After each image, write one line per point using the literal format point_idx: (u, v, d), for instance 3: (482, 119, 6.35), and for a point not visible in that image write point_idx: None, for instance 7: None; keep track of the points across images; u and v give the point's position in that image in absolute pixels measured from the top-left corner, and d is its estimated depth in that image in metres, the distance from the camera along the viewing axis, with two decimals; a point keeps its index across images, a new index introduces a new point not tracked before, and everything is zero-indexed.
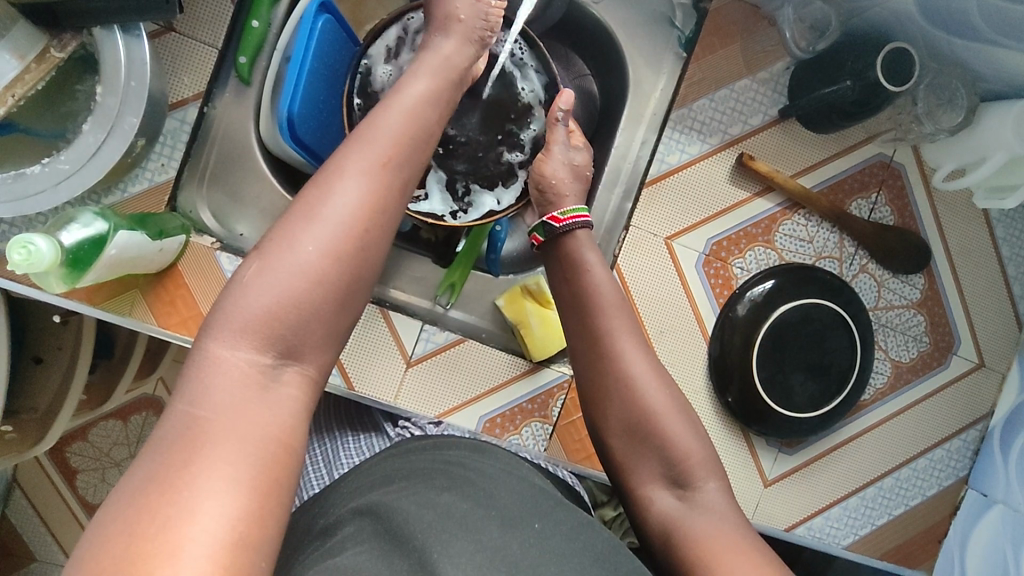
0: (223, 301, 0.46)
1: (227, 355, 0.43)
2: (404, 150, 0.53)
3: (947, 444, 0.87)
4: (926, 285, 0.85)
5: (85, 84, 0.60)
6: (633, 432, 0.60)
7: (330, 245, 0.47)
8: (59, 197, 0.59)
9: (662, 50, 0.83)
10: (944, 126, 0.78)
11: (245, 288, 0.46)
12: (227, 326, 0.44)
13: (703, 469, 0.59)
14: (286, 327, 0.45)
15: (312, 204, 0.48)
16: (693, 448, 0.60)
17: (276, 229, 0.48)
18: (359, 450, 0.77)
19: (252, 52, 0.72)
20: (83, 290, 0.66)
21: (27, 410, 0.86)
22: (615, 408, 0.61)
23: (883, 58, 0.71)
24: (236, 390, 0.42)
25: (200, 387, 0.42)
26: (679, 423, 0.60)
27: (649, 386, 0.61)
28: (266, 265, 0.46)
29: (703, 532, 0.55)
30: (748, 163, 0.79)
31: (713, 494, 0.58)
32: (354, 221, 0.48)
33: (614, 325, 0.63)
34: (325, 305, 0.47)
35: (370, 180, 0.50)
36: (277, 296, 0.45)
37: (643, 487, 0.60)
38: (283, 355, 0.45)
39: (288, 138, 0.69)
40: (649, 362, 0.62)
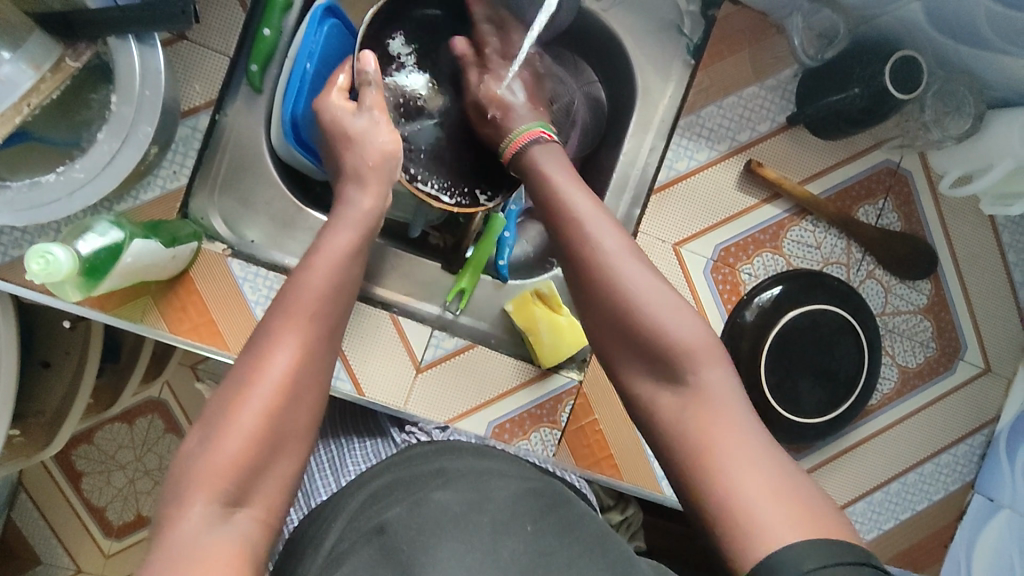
0: (174, 474, 0.47)
1: (183, 514, 0.44)
2: (330, 308, 0.54)
3: (955, 449, 0.88)
4: (933, 291, 0.86)
5: (100, 93, 0.61)
6: (619, 325, 0.55)
7: (267, 408, 0.48)
8: (73, 207, 0.59)
9: (670, 57, 0.83)
10: (952, 132, 0.79)
11: (195, 454, 0.47)
12: (177, 497, 0.45)
13: (701, 353, 0.53)
14: (237, 482, 0.46)
15: (247, 375, 0.49)
16: (678, 326, 0.53)
17: (211, 407, 0.49)
18: (366, 457, 0.72)
19: (263, 60, 0.72)
20: (96, 297, 0.65)
21: (34, 414, 0.86)
22: (596, 299, 0.56)
23: (892, 66, 0.71)
24: (184, 549, 0.43)
25: (156, 556, 0.43)
26: (670, 308, 0.54)
27: (632, 272, 0.55)
28: (214, 429, 0.47)
29: (690, 428, 0.51)
30: (756, 169, 0.80)
31: (715, 383, 0.52)
32: (289, 379, 0.50)
33: (584, 213, 0.58)
34: (271, 455, 0.48)
35: (303, 338, 0.51)
36: (220, 460, 0.46)
37: (641, 390, 0.55)
38: (228, 508, 0.46)
39: (291, 139, 0.70)
40: (626, 247, 0.57)
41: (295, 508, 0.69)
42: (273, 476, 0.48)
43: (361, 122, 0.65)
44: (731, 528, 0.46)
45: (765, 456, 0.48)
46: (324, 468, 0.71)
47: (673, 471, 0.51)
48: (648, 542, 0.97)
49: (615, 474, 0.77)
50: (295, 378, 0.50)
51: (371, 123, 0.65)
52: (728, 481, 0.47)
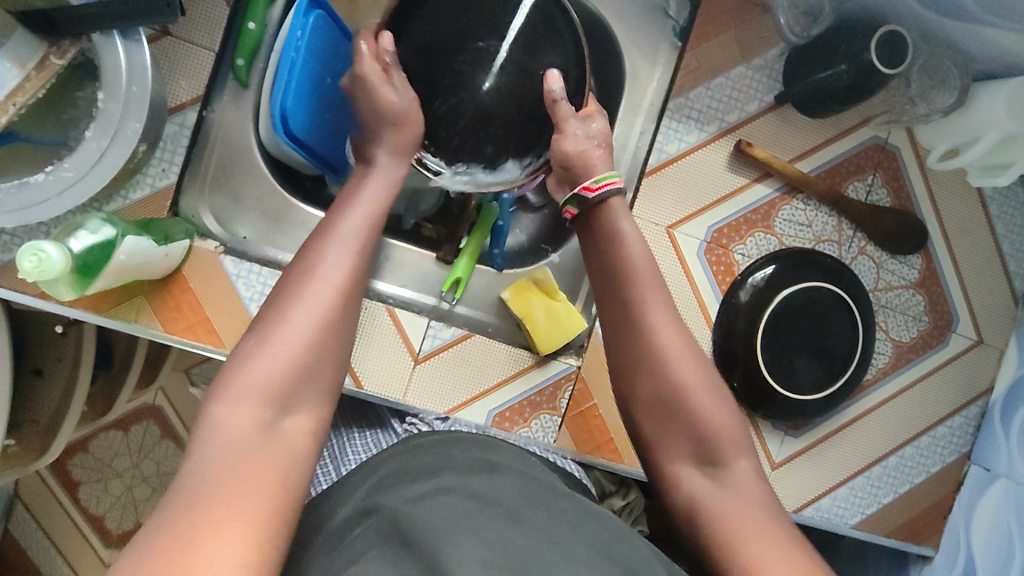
0: (223, 375, 0.49)
1: (235, 408, 0.47)
2: (366, 251, 0.59)
3: (950, 421, 0.89)
4: (924, 265, 0.86)
5: (85, 91, 0.60)
6: (665, 409, 0.59)
7: (316, 321, 0.52)
8: (64, 206, 0.58)
9: (657, 39, 0.84)
10: (938, 106, 0.79)
11: (244, 359, 0.50)
12: (228, 391, 0.48)
13: (735, 444, 0.57)
14: (284, 389, 0.49)
15: (296, 293, 0.54)
16: (723, 423, 0.57)
17: (260, 318, 0.53)
18: (367, 446, 0.72)
19: (249, 54, 0.71)
20: (88, 298, 0.65)
21: (28, 423, 0.86)
22: (645, 382, 0.60)
23: (877, 41, 0.72)
24: (238, 439, 0.45)
25: (208, 443, 0.45)
26: (712, 396, 0.58)
27: (678, 354, 0.59)
28: (261, 338, 0.51)
29: (723, 506, 0.54)
30: (746, 150, 0.80)
31: (743, 472, 0.56)
32: (336, 297, 0.54)
33: (649, 300, 0.61)
34: (316, 367, 0.52)
35: (350, 263, 0.57)
36: (274, 363, 0.49)
37: (671, 465, 0.59)
38: (278, 410, 0.48)
39: (281, 132, 0.68)
40: (680, 332, 0.60)
41: None
42: (315, 388, 0.51)
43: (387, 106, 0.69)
44: None
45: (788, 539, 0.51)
46: (325, 460, 0.71)
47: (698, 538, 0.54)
48: None
49: (616, 459, 0.78)
50: (340, 298, 0.55)
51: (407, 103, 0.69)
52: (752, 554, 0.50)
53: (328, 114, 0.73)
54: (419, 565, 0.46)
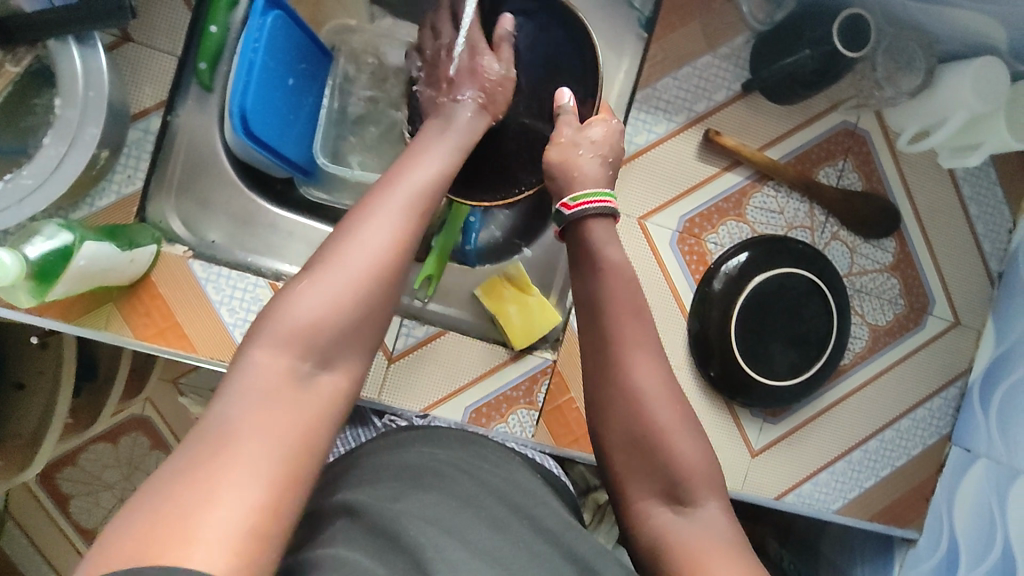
0: (269, 308, 0.44)
1: (273, 350, 0.42)
2: (433, 204, 0.53)
3: (929, 403, 0.89)
4: (898, 248, 0.87)
5: (43, 98, 0.60)
6: (639, 446, 0.55)
7: (374, 264, 0.47)
8: (25, 213, 0.58)
9: (623, 32, 0.82)
10: (905, 88, 0.80)
11: (292, 296, 0.45)
12: (271, 329, 0.43)
13: (706, 485, 0.54)
14: (328, 340, 0.44)
15: (354, 230, 0.48)
16: (695, 464, 0.54)
17: (317, 251, 0.47)
18: (343, 441, 0.69)
19: (212, 57, 0.70)
20: (56, 306, 0.64)
21: (12, 436, 0.87)
22: (622, 419, 0.56)
23: (839, 25, 0.72)
24: (271, 386, 0.41)
25: (241, 383, 0.40)
26: (687, 437, 0.55)
27: (657, 396, 0.55)
28: (310, 277, 0.45)
29: (688, 549, 0.50)
30: (714, 139, 0.80)
31: (714, 512, 0.53)
32: (399, 242, 0.48)
33: (627, 336, 0.57)
34: (365, 323, 0.46)
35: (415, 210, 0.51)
36: (324, 305, 0.44)
37: (640, 502, 0.55)
38: (318, 363, 0.43)
39: (240, 131, 0.67)
40: (660, 371, 0.57)
41: None
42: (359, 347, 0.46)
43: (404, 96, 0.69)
44: None
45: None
46: None
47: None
48: None
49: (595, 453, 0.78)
50: (405, 245, 0.49)
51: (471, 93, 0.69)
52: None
53: (293, 113, 0.74)
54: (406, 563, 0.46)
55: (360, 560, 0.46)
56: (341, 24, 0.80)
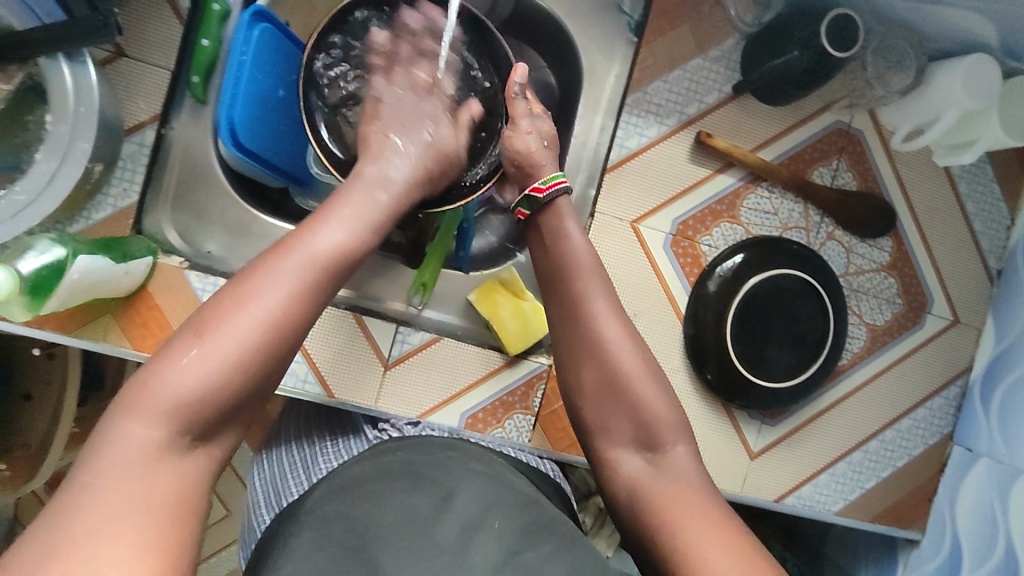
0: (144, 376, 0.44)
1: (140, 427, 0.42)
2: (339, 266, 0.52)
3: (930, 403, 0.89)
4: (894, 247, 0.86)
5: (36, 114, 0.60)
6: (607, 395, 0.58)
7: (254, 334, 0.46)
8: (17, 228, 0.58)
9: (614, 37, 0.84)
10: (895, 87, 0.80)
11: (167, 365, 0.45)
12: (142, 403, 0.43)
13: (675, 429, 0.57)
14: (200, 413, 0.44)
15: (237, 296, 0.47)
16: (662, 410, 0.57)
17: (199, 312, 0.47)
18: (339, 453, 0.68)
19: (205, 71, 0.71)
20: (54, 318, 0.65)
21: (21, 446, 0.89)
22: (589, 369, 0.59)
23: (827, 25, 0.72)
24: (138, 462, 0.41)
25: (106, 460, 0.41)
26: (652, 384, 0.58)
27: (619, 344, 0.59)
28: (189, 346, 0.45)
29: (664, 498, 0.53)
30: (706, 141, 0.80)
31: (683, 456, 0.56)
32: (285, 310, 0.48)
33: (591, 290, 0.61)
34: (244, 391, 0.46)
35: (310, 271, 0.50)
36: (199, 379, 0.44)
37: (612, 450, 0.58)
38: (190, 437, 0.44)
39: (230, 144, 0.69)
40: (621, 320, 0.60)
41: (266, 509, 0.67)
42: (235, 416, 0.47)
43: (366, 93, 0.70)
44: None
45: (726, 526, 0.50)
46: (296, 468, 0.68)
47: (638, 523, 0.54)
48: None
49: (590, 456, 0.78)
50: (292, 311, 0.48)
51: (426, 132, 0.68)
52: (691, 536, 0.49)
53: (283, 124, 0.74)
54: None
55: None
56: None
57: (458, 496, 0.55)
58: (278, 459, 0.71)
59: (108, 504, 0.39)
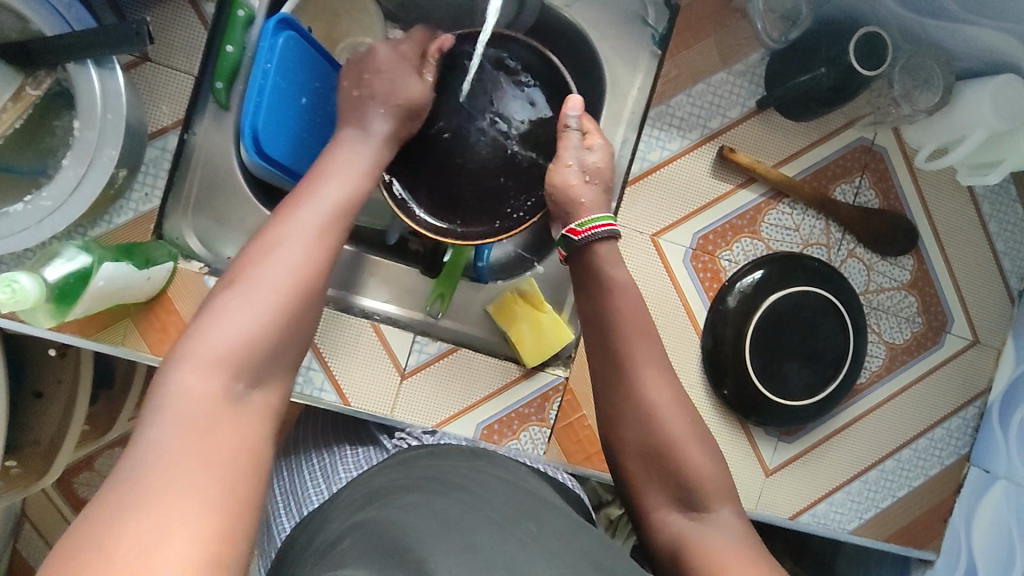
0: (192, 334, 0.45)
1: (197, 378, 0.43)
2: (346, 215, 0.55)
3: (948, 423, 0.88)
4: (915, 266, 0.86)
5: (63, 120, 0.61)
6: (653, 460, 0.59)
7: (287, 283, 0.49)
8: (43, 234, 0.59)
9: (637, 49, 0.83)
10: (922, 106, 0.78)
11: (213, 321, 0.46)
12: (195, 355, 0.44)
13: (721, 493, 0.57)
14: (252, 356, 0.45)
15: (264, 249, 0.50)
16: (707, 473, 0.58)
17: (234, 271, 0.49)
18: (358, 463, 0.68)
19: (228, 77, 0.71)
20: (75, 322, 0.66)
21: (29, 444, 0.89)
22: (635, 429, 0.60)
23: (856, 43, 0.71)
24: (203, 409, 0.42)
25: (170, 409, 0.41)
26: (697, 447, 0.58)
27: (666, 409, 0.59)
28: (233, 300, 0.47)
29: (708, 552, 0.54)
30: (729, 156, 0.80)
31: (727, 517, 0.57)
32: (311, 259, 0.51)
33: (639, 355, 0.61)
34: (288, 336, 0.48)
35: (327, 226, 0.53)
36: (245, 328, 0.46)
37: (656, 510, 0.59)
38: (248, 382, 0.45)
39: (252, 152, 0.69)
40: (669, 387, 0.60)
41: (287, 514, 0.68)
42: (283, 363, 0.48)
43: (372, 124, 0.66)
44: None
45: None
46: (317, 476, 0.69)
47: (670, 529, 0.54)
48: None
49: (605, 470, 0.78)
50: (318, 262, 0.51)
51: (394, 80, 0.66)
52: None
53: (306, 133, 0.74)
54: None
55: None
56: (358, 41, 0.82)
57: (484, 511, 0.55)
58: (299, 466, 0.72)
59: (181, 444, 0.39)
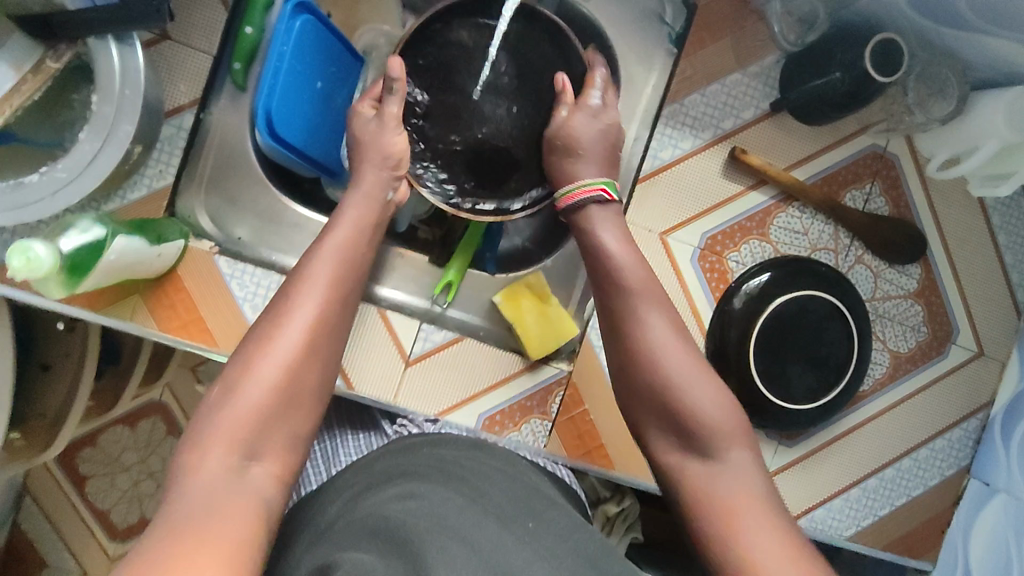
0: (197, 424, 0.52)
1: (204, 459, 0.49)
2: (338, 290, 0.61)
3: (949, 434, 0.88)
4: (923, 274, 0.85)
5: (81, 93, 0.62)
6: (658, 407, 0.59)
7: (282, 364, 0.55)
8: (57, 205, 0.59)
9: (654, 47, 0.84)
10: (936, 114, 0.79)
11: (216, 408, 0.52)
12: (203, 439, 0.51)
13: (729, 432, 0.56)
14: (248, 435, 0.51)
15: (265, 335, 0.56)
16: (717, 412, 0.57)
17: (237, 359, 0.56)
18: (358, 447, 0.73)
19: (247, 58, 0.72)
20: (85, 296, 0.66)
21: (36, 417, 0.90)
22: (638, 377, 0.61)
23: (872, 49, 0.71)
24: (211, 482, 0.48)
25: (184, 487, 0.47)
26: (702, 385, 0.58)
27: (667, 352, 0.60)
28: (233, 387, 0.53)
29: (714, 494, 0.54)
30: (741, 157, 0.80)
31: (739, 459, 0.56)
32: (303, 339, 0.57)
33: (640, 303, 0.63)
34: (283, 408, 0.54)
35: (318, 304, 0.59)
36: (245, 409, 0.52)
37: (664, 455, 0.59)
38: (247, 456, 0.51)
39: (265, 133, 0.69)
40: (671, 331, 0.61)
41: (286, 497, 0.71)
42: (280, 434, 0.54)
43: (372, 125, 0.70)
44: None
45: (785, 530, 0.51)
46: (317, 460, 0.72)
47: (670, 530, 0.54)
48: (645, 534, 0.96)
49: (604, 465, 0.78)
50: (309, 340, 0.57)
51: (379, 128, 0.69)
52: (747, 535, 0.50)
53: (321, 117, 0.75)
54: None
55: (369, 563, 0.48)
56: (375, 28, 0.82)
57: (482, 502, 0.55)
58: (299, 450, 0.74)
59: (191, 510, 0.45)
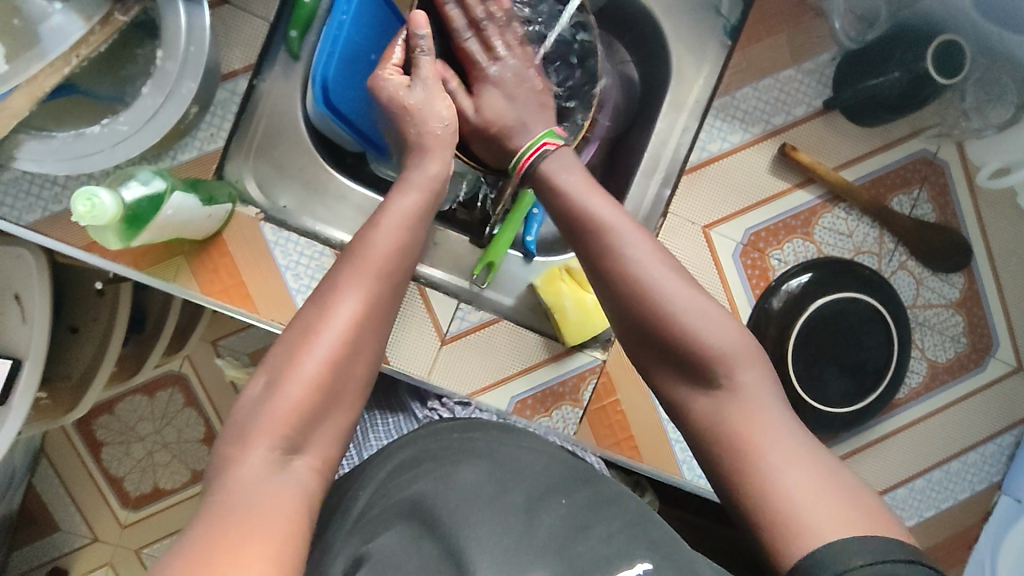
0: (239, 415, 0.50)
1: (247, 454, 0.47)
2: (393, 278, 0.56)
3: (981, 448, 0.86)
4: (966, 284, 0.84)
5: (145, 48, 0.63)
6: (648, 336, 0.55)
7: (328, 358, 0.51)
8: (116, 156, 0.62)
9: (706, 38, 0.83)
10: (993, 120, 0.79)
11: (259, 401, 0.49)
12: (249, 433, 0.48)
13: (737, 353, 0.53)
14: (298, 428, 0.49)
15: (312, 323, 0.52)
16: (718, 332, 0.53)
17: (281, 349, 0.52)
18: (388, 431, 0.77)
19: (303, 26, 0.72)
20: (130, 254, 0.66)
21: (60, 378, 0.90)
22: (626, 308, 0.56)
23: (934, 50, 0.74)
24: (256, 480, 0.46)
25: (229, 483, 0.45)
26: (695, 309, 0.54)
27: (651, 276, 0.55)
28: (278, 377, 0.50)
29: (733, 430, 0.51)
30: (791, 153, 0.79)
31: (749, 383, 0.52)
32: (353, 331, 0.52)
33: (618, 224, 0.57)
34: (329, 404, 0.51)
35: (368, 294, 0.54)
36: (290, 406, 0.49)
37: (669, 387, 0.56)
38: (290, 450, 0.48)
39: (321, 101, 0.70)
40: (653, 250, 0.56)
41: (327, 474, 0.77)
42: (326, 429, 0.51)
43: (417, 94, 0.66)
44: (774, 526, 0.46)
45: (809, 456, 0.49)
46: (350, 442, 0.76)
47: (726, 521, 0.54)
48: None
49: (634, 456, 0.77)
50: (358, 333, 0.53)
51: (426, 94, 0.67)
52: (773, 470, 0.48)
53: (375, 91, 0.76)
54: (440, 552, 0.47)
55: (403, 552, 0.48)
56: None
57: (517, 482, 0.55)
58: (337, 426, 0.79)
59: (238, 506, 0.43)
